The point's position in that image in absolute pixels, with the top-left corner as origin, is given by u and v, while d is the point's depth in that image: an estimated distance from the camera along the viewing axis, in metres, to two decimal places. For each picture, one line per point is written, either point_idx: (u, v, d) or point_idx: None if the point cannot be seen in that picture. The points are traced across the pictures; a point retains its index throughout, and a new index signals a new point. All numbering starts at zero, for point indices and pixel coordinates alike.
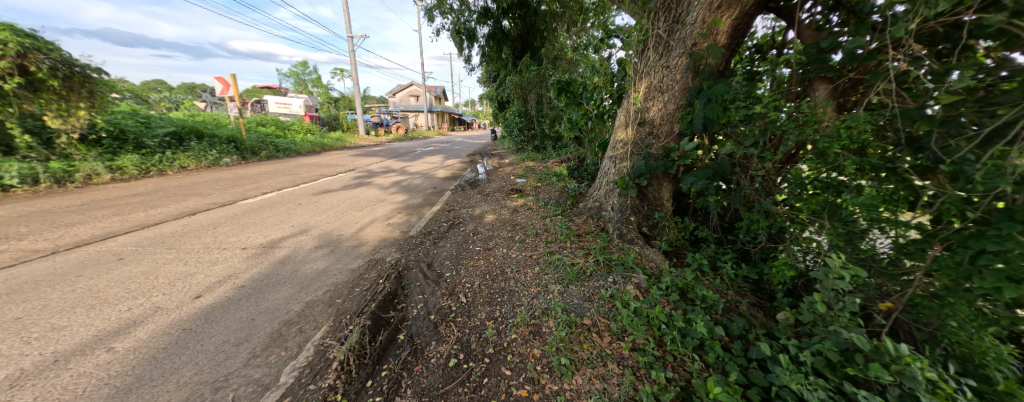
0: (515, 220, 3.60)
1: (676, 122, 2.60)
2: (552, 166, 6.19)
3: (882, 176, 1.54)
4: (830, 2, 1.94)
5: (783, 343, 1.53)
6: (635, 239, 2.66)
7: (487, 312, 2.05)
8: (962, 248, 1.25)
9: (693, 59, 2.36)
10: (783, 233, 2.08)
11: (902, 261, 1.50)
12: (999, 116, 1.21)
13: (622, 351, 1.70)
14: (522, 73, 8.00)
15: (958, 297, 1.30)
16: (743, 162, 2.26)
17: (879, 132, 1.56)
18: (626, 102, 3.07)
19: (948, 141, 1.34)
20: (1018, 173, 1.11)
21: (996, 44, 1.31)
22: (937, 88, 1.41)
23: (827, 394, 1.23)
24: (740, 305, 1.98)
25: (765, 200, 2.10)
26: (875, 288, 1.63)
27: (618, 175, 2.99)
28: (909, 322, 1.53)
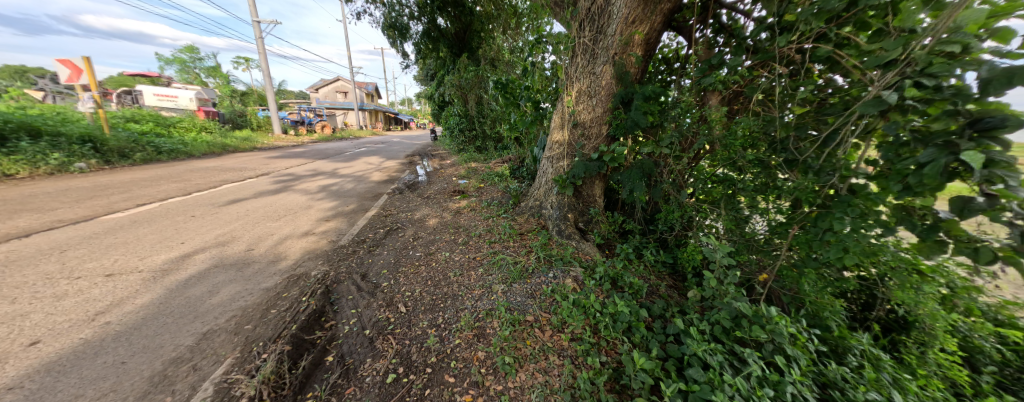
0: (458, 222, 3.53)
1: (604, 125, 2.82)
2: (494, 166, 6.24)
3: (757, 171, 1.90)
4: (717, 25, 2.30)
5: (692, 318, 1.76)
6: (572, 234, 2.83)
7: (429, 320, 1.97)
8: (813, 227, 1.61)
9: (616, 67, 2.59)
10: (692, 222, 2.40)
11: (773, 240, 1.88)
12: (830, 124, 1.57)
13: (562, 342, 1.79)
14: (460, 73, 7.89)
15: (811, 265, 1.68)
16: (661, 160, 2.53)
17: (755, 134, 1.91)
18: (560, 105, 3.22)
19: (799, 143, 1.71)
20: (843, 168, 1.47)
21: (825, 67, 1.72)
22: (791, 100, 1.79)
23: (723, 357, 1.48)
24: (660, 288, 2.24)
25: (678, 194, 2.40)
26: (755, 264, 1.98)
27: (555, 175, 3.13)
28: (778, 289, 1.93)
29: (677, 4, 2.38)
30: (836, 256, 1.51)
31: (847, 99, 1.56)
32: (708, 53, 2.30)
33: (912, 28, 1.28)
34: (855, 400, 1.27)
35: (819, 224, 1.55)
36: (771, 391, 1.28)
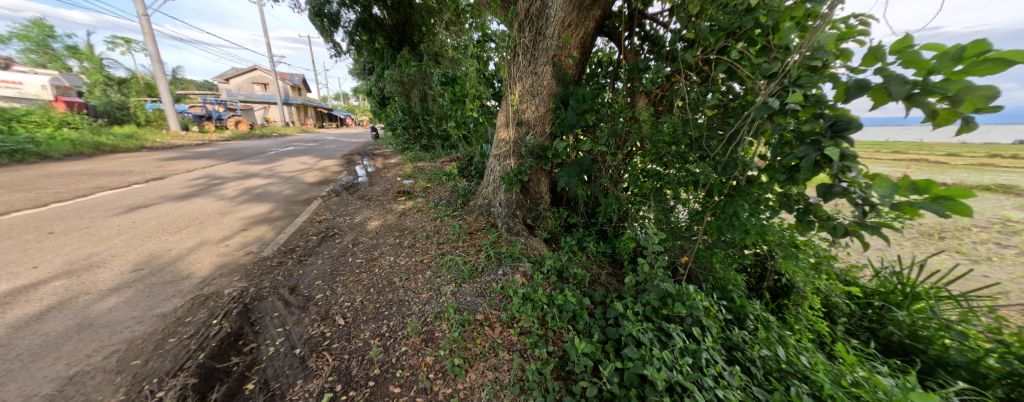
0: (403, 224, 3.37)
1: (547, 124, 2.92)
2: (441, 165, 6.08)
3: (678, 166, 2.15)
4: (642, 34, 2.53)
5: (628, 302, 1.92)
6: (521, 231, 2.89)
7: (371, 330, 1.85)
8: (721, 214, 1.88)
9: (555, 68, 2.70)
10: (627, 214, 2.60)
11: (692, 226, 2.14)
12: (732, 125, 1.84)
13: (512, 337, 1.82)
14: (401, 68, 7.53)
15: (720, 246, 1.97)
16: (599, 157, 2.70)
17: (676, 133, 2.15)
18: (505, 104, 3.25)
19: (710, 141, 1.97)
20: (742, 163, 1.75)
21: (728, 76, 2.00)
22: (702, 104, 2.06)
23: (653, 334, 1.64)
24: (601, 276, 2.41)
25: (615, 188, 2.59)
26: (677, 249, 2.25)
27: (502, 172, 3.15)
28: (696, 269, 2.21)
29: (607, 12, 2.56)
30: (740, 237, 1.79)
31: (743, 104, 1.84)
32: (635, 59, 2.51)
33: (786, 47, 1.55)
34: (752, 358, 1.55)
35: (726, 212, 1.82)
36: (690, 359, 1.46)
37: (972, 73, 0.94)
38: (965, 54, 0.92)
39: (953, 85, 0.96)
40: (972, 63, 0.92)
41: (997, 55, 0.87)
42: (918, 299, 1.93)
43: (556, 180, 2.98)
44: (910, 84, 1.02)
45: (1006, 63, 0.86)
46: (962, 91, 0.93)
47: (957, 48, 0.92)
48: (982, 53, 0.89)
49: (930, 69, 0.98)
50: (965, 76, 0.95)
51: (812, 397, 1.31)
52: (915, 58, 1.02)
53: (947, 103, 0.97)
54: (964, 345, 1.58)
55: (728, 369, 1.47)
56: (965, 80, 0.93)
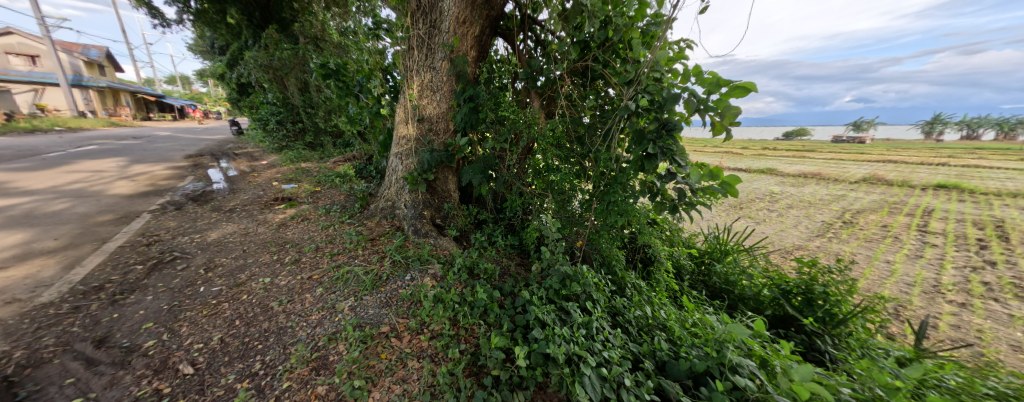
0: (284, 237, 2.82)
1: (450, 120, 2.86)
2: (333, 165, 5.32)
3: (570, 161, 2.41)
4: (533, 38, 2.71)
5: (535, 288, 2.06)
6: (429, 232, 2.75)
7: (238, 371, 1.49)
8: (603, 201, 2.22)
9: (452, 64, 2.64)
10: (531, 207, 2.78)
11: (583, 214, 2.44)
12: (606, 125, 2.22)
13: (422, 343, 1.73)
14: (269, 50, 6.36)
15: (604, 228, 2.31)
16: (501, 154, 2.78)
17: (566, 132, 2.41)
18: (403, 98, 3.04)
19: (594, 139, 2.29)
20: (616, 156, 2.14)
21: (603, 82, 2.34)
22: (585, 108, 2.41)
23: (556, 314, 1.81)
24: (510, 267, 2.50)
25: (518, 183, 2.71)
26: (574, 235, 2.52)
27: (406, 172, 2.95)
28: (589, 251, 2.52)
29: (499, 14, 2.65)
30: (617, 218, 2.17)
31: (614, 106, 2.21)
32: (529, 60, 2.65)
33: (637, 59, 1.98)
34: (630, 319, 1.88)
35: (607, 198, 2.16)
36: (584, 331, 1.67)
37: (731, 96, 1.55)
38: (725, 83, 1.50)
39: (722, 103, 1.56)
40: (731, 88, 1.53)
41: (741, 84, 1.48)
42: (729, 254, 2.67)
43: (462, 178, 2.95)
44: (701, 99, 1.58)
45: (744, 90, 1.50)
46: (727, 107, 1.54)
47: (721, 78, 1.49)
48: (734, 83, 1.51)
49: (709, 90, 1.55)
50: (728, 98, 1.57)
51: (668, 342, 1.68)
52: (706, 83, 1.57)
53: (720, 116, 1.58)
54: (753, 283, 2.34)
55: (612, 332, 1.74)
56: (727, 100, 1.54)
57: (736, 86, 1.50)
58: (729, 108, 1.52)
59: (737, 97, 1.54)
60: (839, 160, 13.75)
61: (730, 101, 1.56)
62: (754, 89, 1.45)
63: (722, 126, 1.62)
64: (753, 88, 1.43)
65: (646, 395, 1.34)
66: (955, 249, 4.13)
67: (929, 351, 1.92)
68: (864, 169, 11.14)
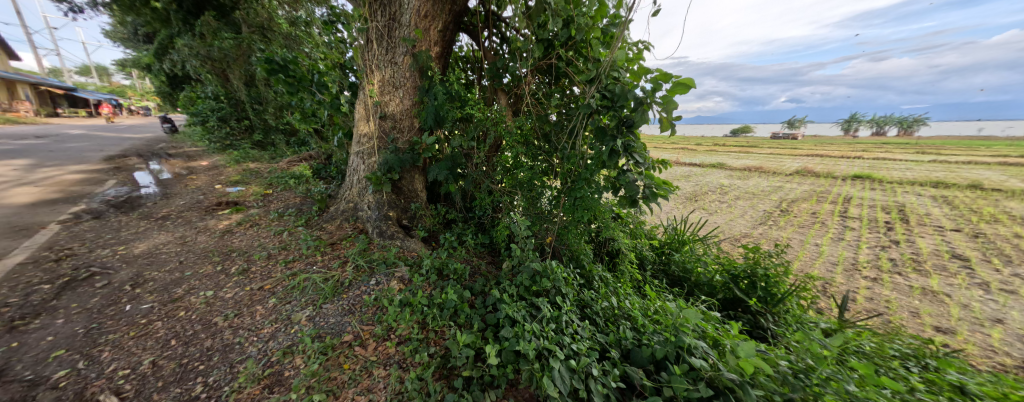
0: (230, 246, 2.56)
1: (414, 118, 2.76)
2: (287, 166, 4.93)
3: (538, 158, 2.44)
4: (498, 35, 2.70)
5: (505, 286, 2.06)
6: (395, 234, 2.63)
7: (173, 397, 1.32)
8: (570, 197, 2.28)
9: (415, 59, 2.55)
10: (500, 205, 2.76)
11: (551, 210, 2.48)
12: (570, 123, 2.28)
13: (388, 349, 1.65)
14: (207, 39, 5.75)
15: (571, 224, 2.37)
16: (469, 152, 2.74)
17: (532, 130, 2.44)
18: (363, 94, 2.88)
19: (560, 136, 2.36)
20: (582, 153, 2.20)
21: (567, 81, 2.40)
22: (550, 106, 2.46)
23: (526, 310, 1.83)
24: (481, 266, 2.47)
25: (487, 181, 2.68)
26: (543, 232, 2.55)
27: (368, 171, 2.81)
28: (558, 247, 2.56)
29: (462, 9, 2.61)
30: (583, 213, 2.24)
31: (578, 104, 2.28)
32: (494, 58, 2.62)
33: (598, 58, 2.06)
34: (597, 311, 1.94)
35: (574, 194, 2.22)
36: (554, 325, 1.70)
37: (676, 93, 1.80)
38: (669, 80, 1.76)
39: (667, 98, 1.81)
40: (675, 85, 1.77)
41: (682, 81, 1.73)
42: (685, 243, 2.86)
43: (429, 177, 2.87)
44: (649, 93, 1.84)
45: (686, 87, 1.74)
46: (671, 102, 1.80)
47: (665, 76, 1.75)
48: (677, 81, 1.75)
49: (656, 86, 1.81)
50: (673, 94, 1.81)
51: (633, 330, 1.76)
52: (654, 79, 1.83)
53: (665, 109, 1.84)
54: (706, 270, 2.53)
55: (581, 324, 1.79)
56: (672, 97, 1.80)
57: (678, 83, 1.74)
58: (670, 104, 1.80)
59: (681, 93, 1.79)
60: (777, 155, 15.26)
61: (675, 97, 1.80)
62: (692, 86, 1.70)
63: (668, 121, 1.90)
64: (690, 85, 1.69)
65: (613, 382, 1.40)
66: (869, 232, 4.76)
67: (850, 321, 2.20)
68: (797, 163, 12.48)
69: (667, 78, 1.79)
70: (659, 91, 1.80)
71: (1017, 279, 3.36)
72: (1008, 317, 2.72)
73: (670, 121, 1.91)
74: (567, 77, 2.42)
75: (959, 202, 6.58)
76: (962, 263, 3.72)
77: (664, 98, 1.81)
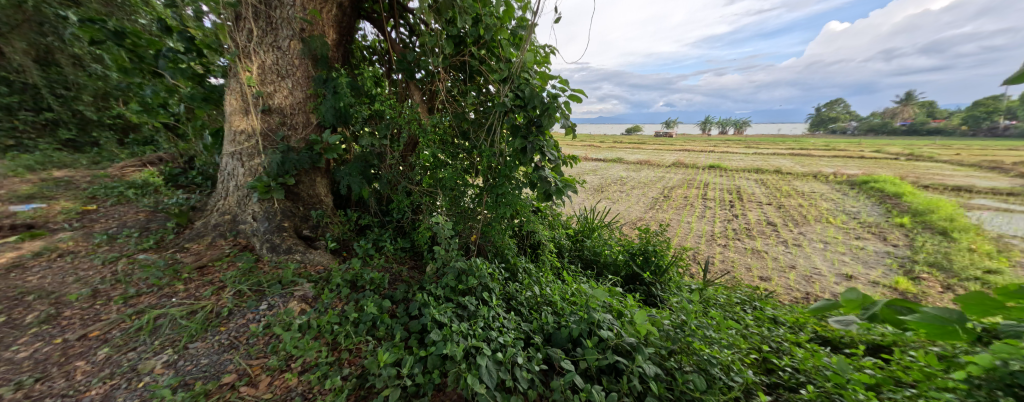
0: (15, 286, 1.75)
1: (311, 113, 2.35)
2: (121, 171, 3.69)
3: (457, 156, 2.40)
4: (405, 27, 2.53)
5: (429, 289, 1.96)
6: (293, 247, 2.20)
7: None
8: (492, 193, 2.32)
9: (305, 46, 2.18)
10: (420, 206, 2.60)
11: (474, 207, 2.46)
12: (485, 121, 2.35)
13: (288, 382, 1.38)
14: None
15: (494, 221, 2.41)
16: (382, 152, 2.51)
17: (449, 128, 2.40)
18: (233, 82, 2.22)
19: (478, 132, 2.39)
20: (501, 151, 2.26)
21: (480, 79, 2.42)
22: (465, 104, 2.44)
23: (451, 311, 1.77)
24: (402, 272, 2.28)
25: (405, 181, 2.49)
26: (468, 230, 2.51)
27: (250, 177, 2.25)
28: (483, 244, 2.57)
29: None
30: (505, 208, 2.32)
31: (494, 102, 2.32)
32: (403, 50, 2.41)
33: (509, 58, 2.11)
34: (521, 301, 2.03)
35: (496, 191, 2.27)
36: (480, 322, 1.68)
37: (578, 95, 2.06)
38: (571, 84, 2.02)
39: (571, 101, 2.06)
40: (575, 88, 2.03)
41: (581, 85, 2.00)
42: (594, 229, 3.22)
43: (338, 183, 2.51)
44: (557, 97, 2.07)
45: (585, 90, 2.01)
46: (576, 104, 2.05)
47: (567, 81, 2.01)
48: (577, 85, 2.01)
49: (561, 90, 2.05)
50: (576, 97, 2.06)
51: (553, 313, 1.90)
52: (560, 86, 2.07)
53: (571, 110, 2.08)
54: (610, 250, 2.91)
55: (507, 317, 1.82)
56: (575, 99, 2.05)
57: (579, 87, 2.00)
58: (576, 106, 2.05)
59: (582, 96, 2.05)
60: (659, 150, 18.45)
61: (577, 98, 2.05)
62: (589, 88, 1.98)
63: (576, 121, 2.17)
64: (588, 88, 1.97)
65: (537, 366, 1.47)
66: (721, 209, 6.13)
67: (710, 280, 2.81)
68: (673, 157, 15.30)
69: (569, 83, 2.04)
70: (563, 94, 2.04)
71: (802, 235, 4.81)
72: (797, 262, 3.86)
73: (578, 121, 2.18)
74: (481, 76, 2.43)
75: (770, 183, 9.04)
76: (773, 228, 5.12)
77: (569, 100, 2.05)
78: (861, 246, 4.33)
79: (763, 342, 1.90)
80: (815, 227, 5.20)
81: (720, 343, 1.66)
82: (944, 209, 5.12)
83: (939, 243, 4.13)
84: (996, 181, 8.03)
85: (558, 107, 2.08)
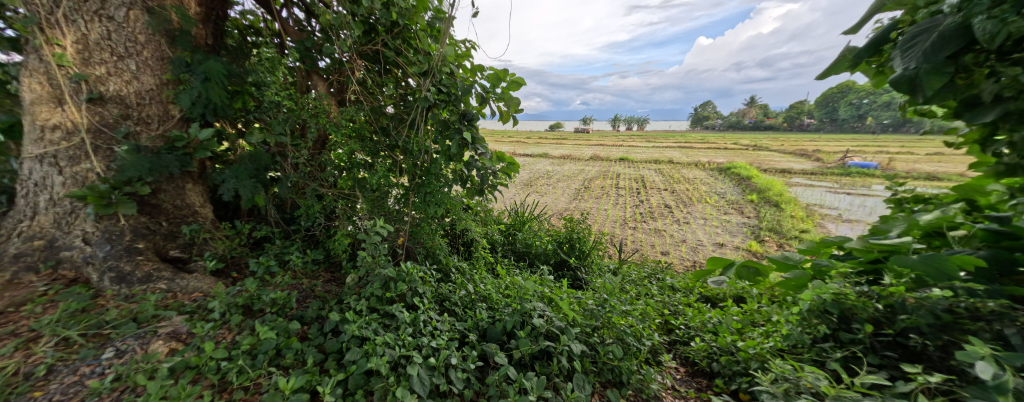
0: None
1: (173, 104, 1.76)
2: None
3: (374, 154, 2.21)
4: (302, 8, 2.18)
5: (349, 302, 1.75)
6: (154, 273, 1.67)
7: None
8: (420, 193, 2.19)
9: (154, 17, 1.63)
10: (335, 211, 2.29)
11: (401, 208, 2.28)
12: (405, 118, 2.23)
13: None
14: None
15: (423, 222, 2.29)
16: (279, 151, 2.10)
17: (362, 125, 2.19)
18: (30, 60, 1.51)
19: (398, 129, 2.24)
20: (428, 149, 2.15)
21: (398, 71, 2.25)
22: (381, 97, 2.23)
23: (377, 323, 1.61)
24: (316, 287, 1.98)
25: (314, 183, 2.16)
26: (394, 233, 2.31)
27: (65, 188, 1.59)
28: (412, 247, 2.41)
29: None
30: (434, 207, 2.22)
31: (415, 96, 2.19)
32: (299, 34, 2.07)
33: (428, 50, 2.02)
34: (455, 302, 1.97)
35: (424, 189, 2.15)
36: (410, 330, 1.56)
37: (512, 88, 2.07)
38: (506, 77, 2.01)
39: (506, 95, 2.06)
40: (509, 81, 2.03)
41: (514, 80, 2.02)
42: (524, 222, 3.34)
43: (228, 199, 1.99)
44: (490, 91, 2.05)
45: (517, 85, 2.05)
46: (509, 98, 2.07)
47: (500, 74, 1.99)
48: (510, 78, 2.02)
49: (494, 84, 2.03)
50: (511, 90, 2.07)
51: (488, 309, 1.90)
52: (491, 78, 2.03)
53: (506, 105, 2.09)
54: (539, 241, 3.05)
55: (440, 319, 1.75)
56: (509, 92, 2.06)
57: (512, 81, 2.02)
58: (509, 100, 2.07)
59: (515, 90, 2.08)
60: (579, 145, 20.09)
61: (511, 92, 2.07)
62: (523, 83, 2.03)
63: (509, 115, 2.22)
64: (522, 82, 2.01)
65: (472, 364, 1.45)
66: (631, 196, 6.99)
67: (623, 259, 3.20)
68: (590, 151, 16.82)
69: (502, 76, 2.03)
70: (497, 88, 2.02)
71: (689, 214, 5.82)
72: (687, 236, 4.66)
73: (510, 114, 2.25)
74: (399, 68, 2.26)
75: (666, 171, 10.69)
76: (669, 209, 6.06)
77: (503, 94, 2.05)
78: (727, 219, 5.45)
79: (665, 307, 2.26)
80: (698, 206, 6.34)
81: (631, 314, 1.90)
82: (776, 187, 6.79)
83: (774, 212, 5.48)
84: (804, 163, 11.01)
85: (491, 101, 2.08)
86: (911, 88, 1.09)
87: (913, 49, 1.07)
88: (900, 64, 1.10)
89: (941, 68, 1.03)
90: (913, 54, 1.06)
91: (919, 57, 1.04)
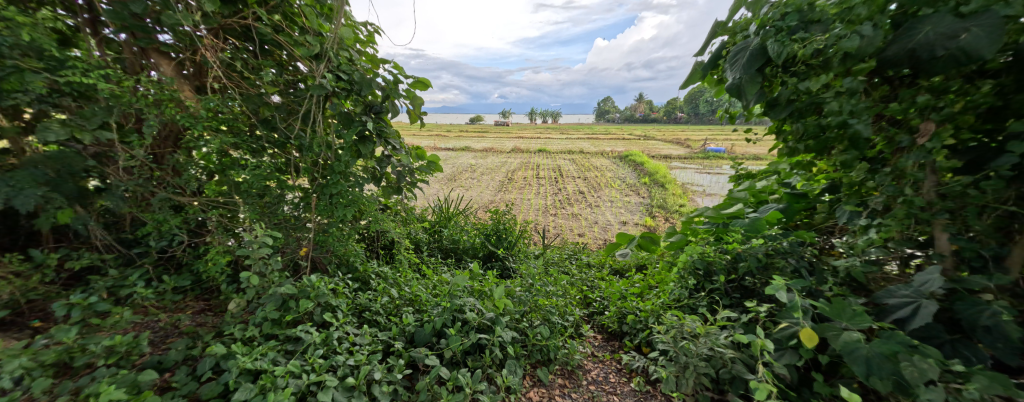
0: None
1: None
2: None
3: (252, 149, 1.79)
4: None
5: (233, 332, 1.43)
6: None
7: None
8: (324, 195, 1.91)
9: None
10: (204, 224, 1.83)
11: (300, 214, 1.96)
12: (297, 108, 1.93)
13: None
14: None
15: (329, 229, 2.00)
16: (102, 151, 1.56)
17: (239, 116, 1.78)
18: None
19: (286, 120, 1.91)
20: (330, 143, 1.90)
21: (280, 52, 1.91)
22: (258, 82, 1.86)
23: (276, 351, 1.36)
24: (182, 322, 1.56)
25: (167, 190, 1.67)
26: (295, 243, 1.97)
27: None
28: (319, 257, 2.10)
29: None
30: (345, 209, 1.93)
31: (308, 83, 1.91)
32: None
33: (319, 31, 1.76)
34: (377, 311, 1.80)
35: (330, 190, 1.86)
36: (319, 352, 1.36)
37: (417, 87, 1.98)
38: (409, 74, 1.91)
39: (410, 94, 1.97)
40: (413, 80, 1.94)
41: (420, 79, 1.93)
42: (450, 217, 3.25)
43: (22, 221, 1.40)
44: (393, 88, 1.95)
45: (424, 85, 1.96)
46: (415, 97, 1.97)
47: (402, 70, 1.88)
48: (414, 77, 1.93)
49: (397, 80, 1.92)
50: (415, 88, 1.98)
51: (415, 313, 1.79)
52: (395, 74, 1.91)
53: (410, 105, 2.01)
54: (467, 235, 3.02)
55: (358, 332, 1.57)
56: (414, 91, 1.97)
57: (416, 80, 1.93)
58: (415, 100, 1.98)
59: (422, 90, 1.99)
60: (501, 139, 20.54)
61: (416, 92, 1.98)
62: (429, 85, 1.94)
63: (417, 114, 2.16)
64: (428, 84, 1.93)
65: (399, 374, 1.35)
66: (551, 185, 7.49)
67: (546, 245, 3.41)
68: (512, 144, 17.36)
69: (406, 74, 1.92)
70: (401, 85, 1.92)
71: (600, 197, 6.54)
72: (599, 218, 5.23)
73: (418, 113, 2.17)
74: (282, 49, 1.91)
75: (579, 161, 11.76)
76: (583, 195, 6.71)
77: (409, 92, 1.95)
78: (628, 200, 6.32)
79: (583, 284, 2.49)
80: (607, 190, 7.17)
81: (554, 294, 2.04)
82: (662, 170, 8.15)
83: (662, 191, 6.58)
84: (680, 149, 13.47)
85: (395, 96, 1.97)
86: (738, 92, 1.53)
87: (737, 62, 1.49)
88: (731, 74, 1.53)
89: (754, 78, 1.46)
90: (738, 67, 1.48)
91: (741, 69, 1.46)
